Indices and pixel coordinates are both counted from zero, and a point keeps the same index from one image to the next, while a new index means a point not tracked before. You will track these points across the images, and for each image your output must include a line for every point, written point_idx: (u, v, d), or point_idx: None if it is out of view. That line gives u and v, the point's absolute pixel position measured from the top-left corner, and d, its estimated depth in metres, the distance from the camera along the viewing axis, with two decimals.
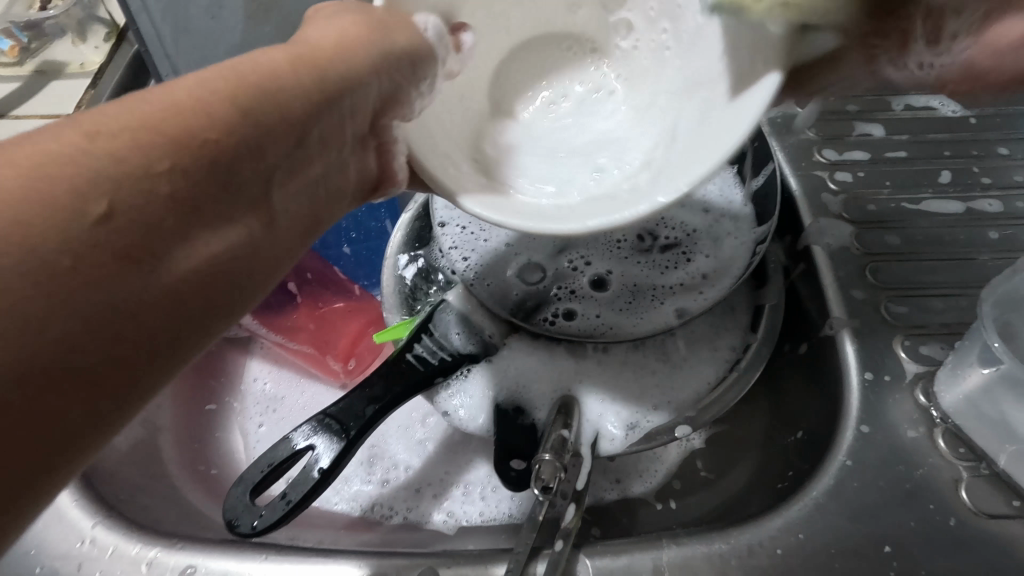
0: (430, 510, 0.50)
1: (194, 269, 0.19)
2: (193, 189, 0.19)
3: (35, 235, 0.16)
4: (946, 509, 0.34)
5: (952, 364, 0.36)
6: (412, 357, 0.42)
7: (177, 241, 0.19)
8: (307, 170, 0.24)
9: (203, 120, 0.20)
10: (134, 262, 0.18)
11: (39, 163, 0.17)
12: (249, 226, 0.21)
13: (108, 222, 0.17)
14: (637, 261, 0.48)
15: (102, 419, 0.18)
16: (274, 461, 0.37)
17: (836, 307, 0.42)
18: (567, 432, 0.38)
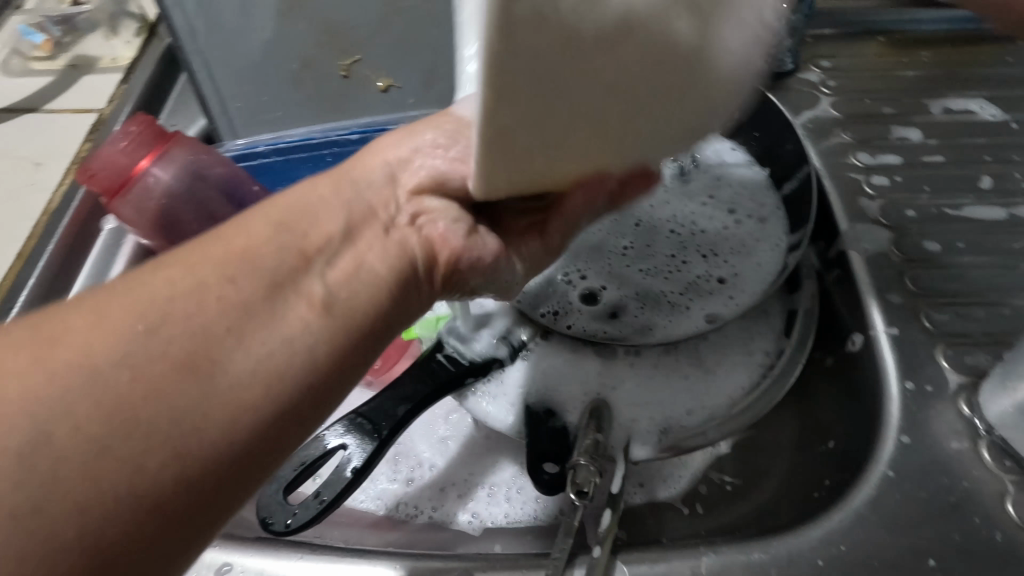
0: (455, 510, 0.49)
1: (249, 367, 0.25)
2: (239, 302, 0.26)
3: (119, 346, 0.23)
4: (992, 523, 0.33)
5: (998, 375, 0.34)
6: (442, 357, 0.42)
7: (232, 348, 0.25)
8: (348, 263, 0.29)
9: (252, 253, 0.27)
10: (193, 371, 0.24)
11: (139, 301, 0.25)
12: (302, 318, 0.27)
13: (171, 339, 0.24)
14: (650, 270, 0.47)
15: (205, 496, 0.24)
16: (307, 460, 0.37)
17: (875, 313, 0.41)
18: (600, 436, 0.38)
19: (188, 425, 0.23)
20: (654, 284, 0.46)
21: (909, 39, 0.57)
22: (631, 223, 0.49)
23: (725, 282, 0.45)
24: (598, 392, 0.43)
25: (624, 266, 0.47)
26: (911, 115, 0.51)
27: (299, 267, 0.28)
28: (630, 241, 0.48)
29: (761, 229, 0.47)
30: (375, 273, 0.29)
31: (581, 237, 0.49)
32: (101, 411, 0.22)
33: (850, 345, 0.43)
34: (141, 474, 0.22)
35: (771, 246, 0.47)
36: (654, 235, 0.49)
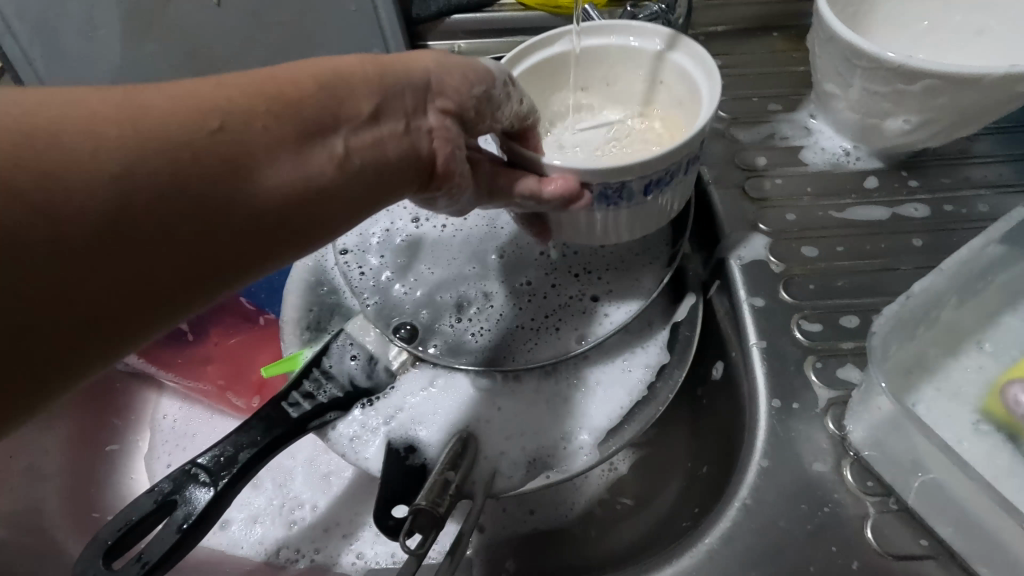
0: (338, 551, 0.47)
1: (273, 192, 0.24)
2: (275, 138, 0.24)
3: (146, 162, 0.21)
4: (851, 551, 0.31)
5: (857, 401, 0.33)
6: (295, 396, 0.40)
7: (263, 167, 0.24)
8: (367, 136, 0.27)
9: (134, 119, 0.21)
10: (190, 180, 0.22)
11: (127, 140, 0.21)
12: (324, 168, 0.26)
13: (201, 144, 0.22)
14: (512, 299, 0.45)
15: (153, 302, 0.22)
16: (133, 518, 0.34)
17: (750, 326, 0.39)
18: (454, 474, 0.36)
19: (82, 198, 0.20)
20: (518, 311, 0.44)
21: (802, 34, 0.55)
22: (494, 254, 0.47)
23: (597, 302, 0.44)
24: (465, 423, 0.41)
25: (488, 298, 0.45)
26: (796, 112, 0.49)
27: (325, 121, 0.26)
28: (494, 273, 0.46)
29: (639, 243, 0.46)
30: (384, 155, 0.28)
31: (446, 271, 0.46)
32: (133, 180, 0.20)
33: (714, 373, 0.43)
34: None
35: (648, 260, 0.45)
36: (523, 259, 0.46)
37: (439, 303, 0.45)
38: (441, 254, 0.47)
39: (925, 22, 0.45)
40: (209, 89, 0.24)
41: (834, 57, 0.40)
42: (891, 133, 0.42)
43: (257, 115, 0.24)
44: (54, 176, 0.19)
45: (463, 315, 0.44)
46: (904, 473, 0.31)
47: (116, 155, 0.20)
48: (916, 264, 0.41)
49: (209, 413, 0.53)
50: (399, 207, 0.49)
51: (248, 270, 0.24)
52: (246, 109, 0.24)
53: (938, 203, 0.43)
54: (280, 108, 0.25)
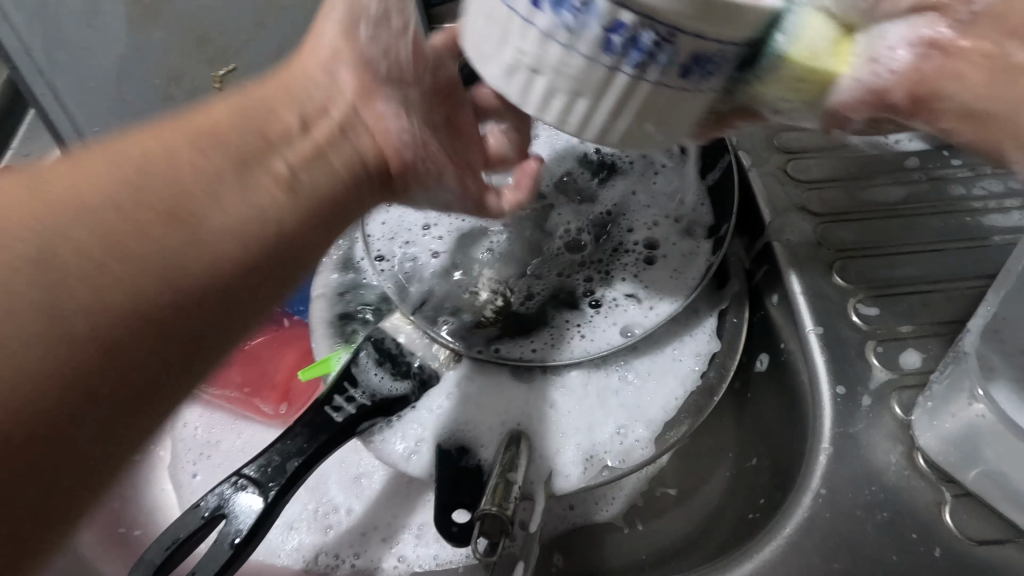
0: (380, 555, 0.46)
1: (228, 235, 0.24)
2: (211, 172, 0.24)
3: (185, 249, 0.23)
4: (930, 539, 0.31)
5: (928, 406, 0.32)
6: (339, 400, 0.38)
7: (208, 205, 0.23)
8: (306, 148, 0.27)
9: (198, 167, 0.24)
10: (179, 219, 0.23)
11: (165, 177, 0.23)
12: (270, 195, 0.25)
13: (140, 194, 0.22)
14: (555, 292, 0.43)
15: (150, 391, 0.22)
16: (180, 536, 0.33)
17: (806, 311, 0.38)
18: (516, 475, 0.35)
19: (69, 317, 0.20)
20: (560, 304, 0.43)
21: None
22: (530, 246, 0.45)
23: (634, 294, 0.42)
24: (516, 422, 0.39)
25: (531, 292, 0.43)
26: None
27: (261, 148, 0.26)
28: (534, 267, 0.44)
29: (683, 232, 0.44)
30: (332, 170, 0.28)
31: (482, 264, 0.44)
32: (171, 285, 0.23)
33: (759, 363, 0.43)
34: (4, 355, 0.19)
35: (690, 248, 0.44)
36: (560, 251, 0.45)
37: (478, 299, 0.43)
38: (475, 248, 0.45)
39: None
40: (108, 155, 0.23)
41: None
42: None
43: (181, 156, 0.24)
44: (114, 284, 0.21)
45: (504, 310, 0.42)
46: (962, 460, 0.30)
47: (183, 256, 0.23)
48: (966, 246, 0.40)
49: (232, 419, 0.50)
50: None
51: (262, 298, 0.25)
52: (167, 159, 0.23)
53: (978, 183, 0.43)
54: (206, 138, 0.25)
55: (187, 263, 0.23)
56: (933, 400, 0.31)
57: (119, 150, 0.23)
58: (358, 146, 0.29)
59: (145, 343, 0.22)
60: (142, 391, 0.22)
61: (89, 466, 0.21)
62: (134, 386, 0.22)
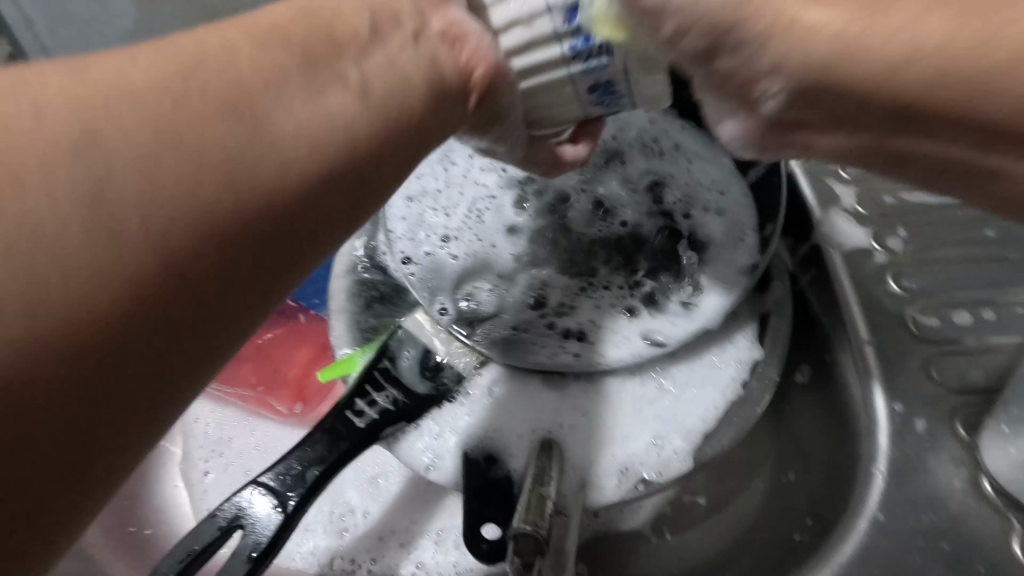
0: (398, 561, 0.44)
1: (296, 137, 0.19)
2: (268, 70, 0.19)
3: (322, 150, 0.19)
4: (998, 571, 0.29)
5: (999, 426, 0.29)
6: (362, 405, 0.36)
7: (276, 111, 0.19)
8: (382, 58, 0.22)
9: (264, 45, 0.20)
10: (238, 118, 0.18)
11: (318, 125, 0.19)
12: (342, 103, 0.20)
13: (169, 98, 0.17)
14: (598, 295, 0.40)
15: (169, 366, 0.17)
16: (196, 547, 0.31)
17: (860, 321, 0.36)
18: (549, 489, 0.33)
19: (162, 243, 0.16)
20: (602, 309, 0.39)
21: None
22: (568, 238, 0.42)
23: (663, 309, 0.39)
24: (547, 431, 0.37)
25: (570, 294, 0.40)
26: None
27: (326, 49, 0.21)
28: (577, 265, 0.41)
29: (727, 225, 0.41)
30: (406, 77, 0.22)
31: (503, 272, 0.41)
32: (279, 209, 0.18)
33: (800, 375, 0.41)
34: (58, 299, 0.15)
35: (738, 244, 0.41)
36: (601, 249, 0.41)
37: (515, 302, 0.40)
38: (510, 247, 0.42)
39: None
40: (175, 49, 0.18)
41: None
42: None
43: (240, 51, 0.19)
44: (247, 210, 0.18)
45: (544, 315, 0.39)
46: None
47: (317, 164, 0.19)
48: None
49: (245, 416, 0.48)
50: (453, 194, 0.43)
51: (313, 233, 0.20)
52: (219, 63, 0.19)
53: None
54: (263, 36, 0.20)
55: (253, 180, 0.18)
56: (1009, 424, 0.28)
57: (182, 38, 0.19)
58: (432, 56, 0.23)
59: (220, 256, 0.17)
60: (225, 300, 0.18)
61: (103, 424, 0.16)
62: (173, 331, 0.17)
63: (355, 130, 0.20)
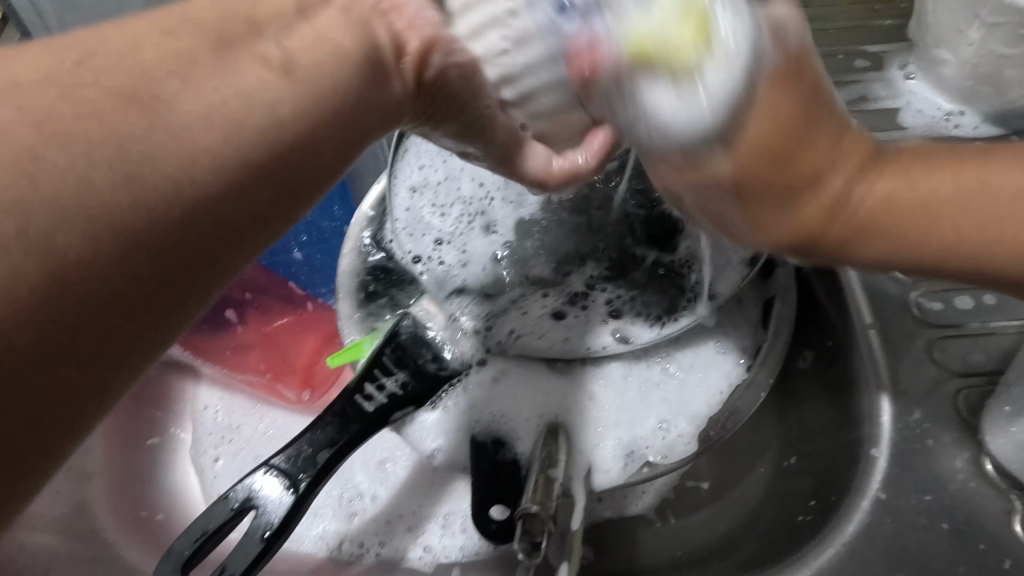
0: (406, 545, 0.45)
1: (199, 115, 0.20)
2: (183, 53, 0.21)
3: (246, 126, 0.20)
4: (1000, 550, 0.29)
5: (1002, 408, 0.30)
6: (372, 389, 0.36)
7: (181, 91, 0.20)
8: (307, 32, 0.23)
9: (198, 19, 0.22)
10: (139, 102, 0.19)
11: (234, 105, 0.20)
12: (262, 77, 0.21)
13: (100, 70, 0.19)
14: (620, 274, 0.39)
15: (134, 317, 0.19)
16: (210, 527, 0.31)
17: (864, 305, 0.36)
18: (556, 471, 0.33)
19: (94, 200, 0.18)
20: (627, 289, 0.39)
21: None
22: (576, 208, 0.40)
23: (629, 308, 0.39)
24: (555, 415, 0.38)
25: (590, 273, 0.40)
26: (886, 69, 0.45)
27: (242, 32, 0.22)
28: (594, 243, 0.40)
29: None
30: (339, 49, 0.23)
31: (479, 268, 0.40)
32: (223, 185, 0.20)
33: (802, 360, 0.41)
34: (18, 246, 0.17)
35: None
36: (618, 224, 0.40)
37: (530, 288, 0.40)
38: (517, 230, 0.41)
39: None
40: (93, 41, 0.20)
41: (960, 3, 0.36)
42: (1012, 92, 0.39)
43: (148, 41, 0.21)
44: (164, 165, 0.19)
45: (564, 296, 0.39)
46: None
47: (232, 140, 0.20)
48: None
49: (254, 403, 0.49)
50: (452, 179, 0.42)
51: (263, 214, 0.21)
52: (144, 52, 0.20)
53: None
54: (178, 24, 0.21)
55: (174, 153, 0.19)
56: (1010, 404, 0.29)
57: (102, 33, 0.20)
58: (392, 69, 0.25)
59: (168, 233, 0.19)
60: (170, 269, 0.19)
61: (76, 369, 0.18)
62: (132, 286, 0.19)
63: (299, 117, 0.22)
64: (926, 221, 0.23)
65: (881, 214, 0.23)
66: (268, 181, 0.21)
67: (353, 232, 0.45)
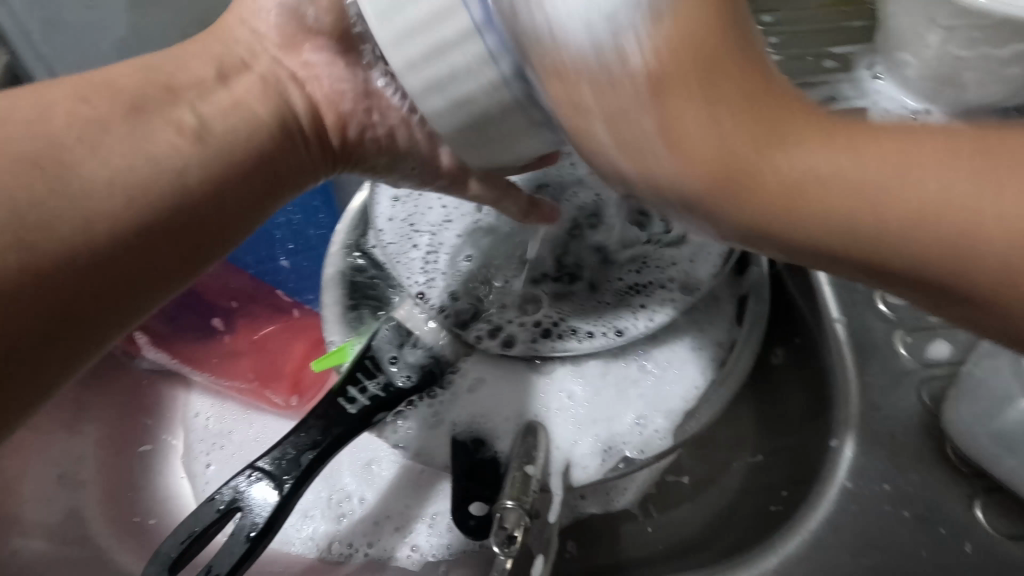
0: (394, 545, 0.46)
1: (109, 172, 0.24)
2: (93, 120, 0.25)
3: (151, 180, 0.25)
4: (961, 534, 0.30)
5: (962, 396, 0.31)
6: (353, 391, 0.37)
7: (83, 153, 0.24)
8: (224, 99, 0.28)
9: (116, 81, 0.27)
10: (38, 166, 0.23)
11: (139, 158, 0.25)
12: (171, 141, 0.26)
13: (18, 140, 0.24)
14: (586, 284, 0.41)
15: (73, 323, 0.24)
16: (196, 530, 0.32)
17: (832, 301, 0.37)
18: (532, 468, 0.34)
19: (30, 238, 0.23)
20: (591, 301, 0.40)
21: None
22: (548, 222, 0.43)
23: (581, 328, 0.40)
24: (534, 414, 0.39)
25: (558, 283, 0.41)
26: (855, 69, 0.46)
27: (162, 98, 0.27)
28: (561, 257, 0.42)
29: None
30: (254, 117, 0.28)
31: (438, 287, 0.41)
32: (146, 216, 0.25)
33: (773, 357, 0.43)
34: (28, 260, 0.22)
35: None
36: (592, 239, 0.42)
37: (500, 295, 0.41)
38: (494, 242, 0.43)
39: None
40: (48, 95, 0.25)
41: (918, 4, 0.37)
42: (971, 90, 0.40)
43: (76, 105, 0.25)
44: (83, 206, 0.24)
45: (532, 305, 0.41)
46: (999, 451, 0.29)
47: (136, 187, 0.25)
48: None
49: (244, 409, 0.50)
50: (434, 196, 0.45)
51: (172, 250, 0.26)
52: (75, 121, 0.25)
53: None
54: (99, 96, 0.26)
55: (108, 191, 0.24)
56: (965, 395, 0.30)
57: (51, 93, 0.26)
58: (305, 98, 0.30)
59: (93, 265, 0.24)
60: (119, 288, 0.25)
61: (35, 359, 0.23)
62: (71, 302, 0.23)
63: (219, 164, 0.27)
64: (986, 197, 0.18)
65: (812, 187, 0.19)
66: (175, 228, 0.26)
67: (334, 240, 0.46)
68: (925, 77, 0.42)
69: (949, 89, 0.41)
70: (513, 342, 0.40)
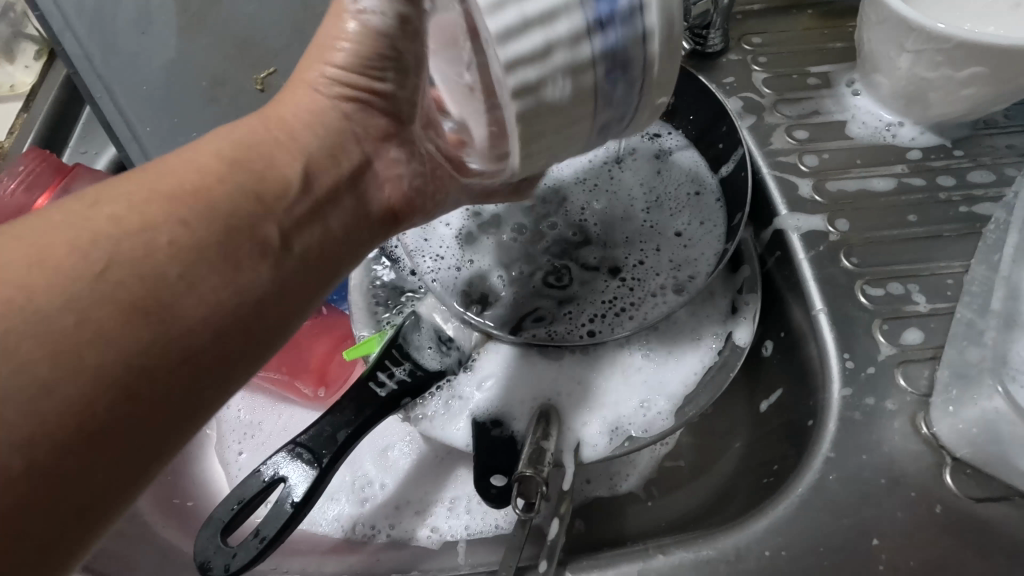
0: (414, 526, 0.49)
1: (203, 295, 0.25)
2: (189, 247, 0.25)
3: (228, 292, 0.26)
4: (931, 497, 0.34)
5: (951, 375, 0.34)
6: (383, 377, 0.40)
7: (189, 275, 0.25)
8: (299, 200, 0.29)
9: (206, 187, 0.26)
10: (151, 293, 0.24)
11: (225, 277, 0.26)
12: (256, 252, 0.27)
13: (119, 280, 0.23)
14: (597, 284, 0.46)
15: (142, 445, 0.24)
16: (245, 497, 0.36)
17: (816, 293, 0.41)
18: (547, 443, 0.38)
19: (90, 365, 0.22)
20: (602, 300, 0.45)
21: (838, 7, 0.56)
22: (551, 230, 0.48)
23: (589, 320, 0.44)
24: (547, 397, 0.42)
25: (574, 283, 0.46)
26: (836, 86, 0.51)
27: (256, 212, 0.27)
28: (571, 260, 0.47)
29: (693, 222, 0.47)
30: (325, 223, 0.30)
31: (459, 288, 0.45)
32: (223, 328, 0.26)
33: (762, 350, 0.47)
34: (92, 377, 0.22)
35: (706, 234, 0.46)
36: (603, 245, 0.47)
37: (511, 294, 0.45)
38: (508, 249, 0.47)
39: (948, 18, 0.47)
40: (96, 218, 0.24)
41: (890, 28, 0.42)
42: (939, 106, 0.44)
43: (156, 221, 0.25)
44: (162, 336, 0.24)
45: (549, 302, 0.45)
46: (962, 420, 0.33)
47: (215, 303, 0.25)
48: (965, 232, 0.43)
49: (273, 402, 0.53)
50: None
51: (234, 354, 0.26)
52: (155, 226, 0.25)
53: (971, 172, 0.45)
54: (194, 205, 0.26)
55: (186, 319, 0.25)
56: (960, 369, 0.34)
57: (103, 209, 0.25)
58: (380, 169, 0.32)
59: (168, 380, 0.24)
60: (183, 402, 0.25)
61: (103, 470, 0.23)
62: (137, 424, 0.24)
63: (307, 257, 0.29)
64: None
65: None
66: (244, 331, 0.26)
67: None
68: (898, 93, 0.46)
69: (921, 104, 0.45)
70: (532, 332, 0.43)
